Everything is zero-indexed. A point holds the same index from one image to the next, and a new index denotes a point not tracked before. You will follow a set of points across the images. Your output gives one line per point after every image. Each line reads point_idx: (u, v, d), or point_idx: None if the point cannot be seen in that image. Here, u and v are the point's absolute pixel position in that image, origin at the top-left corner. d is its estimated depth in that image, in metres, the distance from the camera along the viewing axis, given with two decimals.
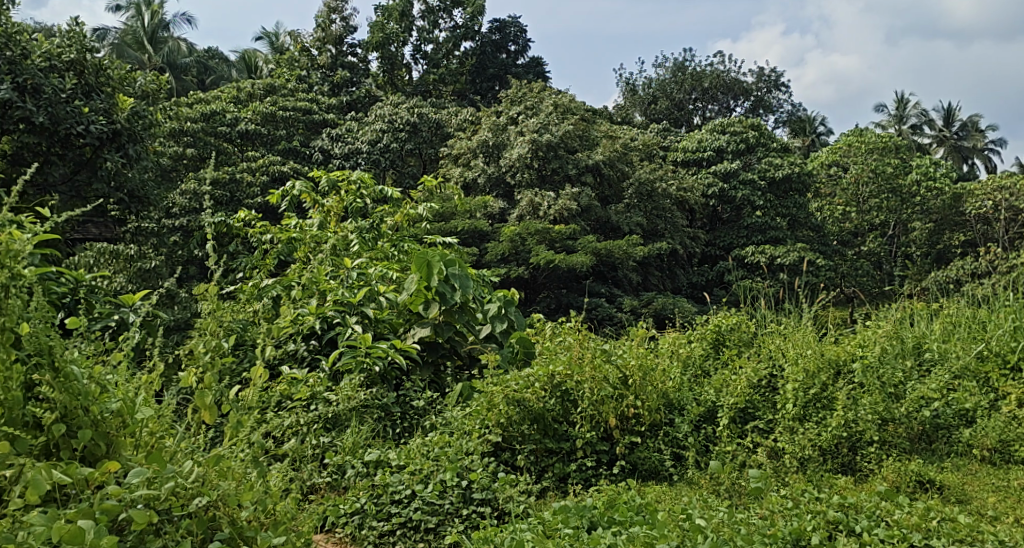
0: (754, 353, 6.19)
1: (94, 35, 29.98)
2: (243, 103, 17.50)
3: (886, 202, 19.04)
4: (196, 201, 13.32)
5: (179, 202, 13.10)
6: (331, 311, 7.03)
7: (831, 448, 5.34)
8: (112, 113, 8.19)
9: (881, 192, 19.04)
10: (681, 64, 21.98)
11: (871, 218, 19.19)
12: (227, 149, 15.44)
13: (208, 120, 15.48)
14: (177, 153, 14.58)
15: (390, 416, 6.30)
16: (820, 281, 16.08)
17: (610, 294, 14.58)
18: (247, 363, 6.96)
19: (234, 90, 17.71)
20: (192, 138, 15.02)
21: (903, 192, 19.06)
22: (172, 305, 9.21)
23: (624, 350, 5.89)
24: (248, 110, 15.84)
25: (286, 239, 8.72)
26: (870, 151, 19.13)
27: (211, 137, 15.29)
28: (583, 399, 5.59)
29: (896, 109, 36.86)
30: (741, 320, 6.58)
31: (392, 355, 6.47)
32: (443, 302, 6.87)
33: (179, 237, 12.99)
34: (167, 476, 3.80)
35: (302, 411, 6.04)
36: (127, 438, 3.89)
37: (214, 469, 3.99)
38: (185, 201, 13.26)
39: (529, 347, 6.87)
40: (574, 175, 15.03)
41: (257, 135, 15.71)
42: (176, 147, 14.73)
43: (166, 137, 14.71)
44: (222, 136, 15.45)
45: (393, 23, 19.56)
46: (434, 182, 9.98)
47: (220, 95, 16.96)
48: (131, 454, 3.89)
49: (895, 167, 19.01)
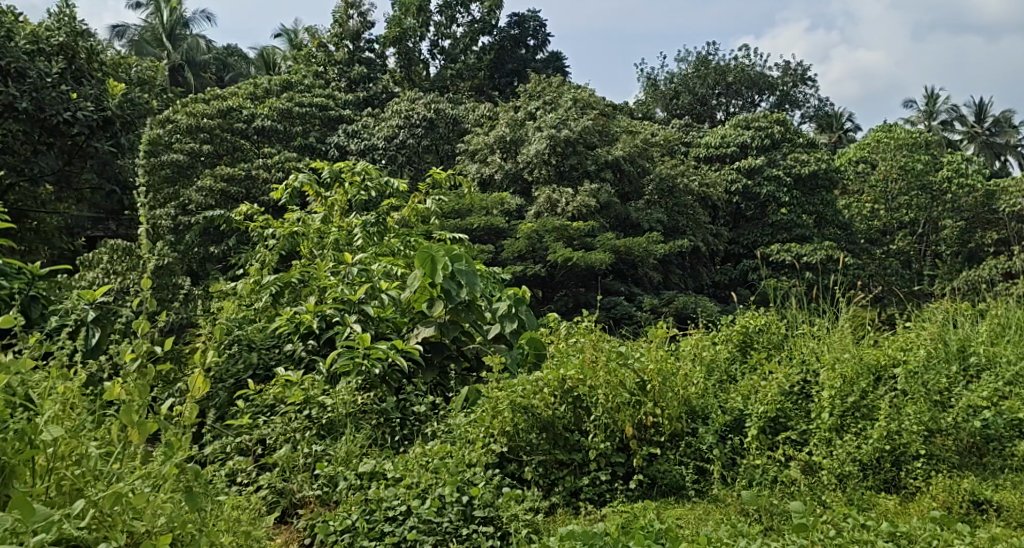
0: (785, 357, 5.68)
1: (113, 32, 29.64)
2: (259, 99, 17.17)
3: (916, 200, 18.44)
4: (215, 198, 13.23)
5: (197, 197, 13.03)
6: (330, 310, 6.63)
7: (872, 463, 4.87)
8: (102, 100, 7.77)
9: (910, 189, 18.45)
10: (704, 58, 21.42)
11: (900, 216, 18.56)
12: (244, 145, 15.07)
13: (223, 117, 15.09)
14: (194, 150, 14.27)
15: (388, 424, 5.76)
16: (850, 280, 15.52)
17: (630, 293, 14.07)
18: (242, 364, 6.55)
19: (250, 86, 17.35)
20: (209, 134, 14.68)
21: (933, 189, 18.48)
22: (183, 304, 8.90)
23: (643, 353, 5.40)
24: (265, 106, 15.55)
25: (286, 233, 8.27)
26: (899, 146, 18.50)
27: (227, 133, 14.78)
28: (596, 406, 5.13)
29: (927, 104, 36.33)
30: (770, 319, 6.05)
31: (392, 356, 6.00)
32: (448, 300, 6.39)
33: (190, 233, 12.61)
34: (39, 523, 3.36)
35: (294, 417, 5.58)
36: (21, 466, 3.54)
37: (114, 507, 3.60)
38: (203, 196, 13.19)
39: (541, 349, 6.40)
40: (593, 171, 14.54)
41: (274, 131, 15.40)
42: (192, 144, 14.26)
43: (180, 132, 14.20)
44: (240, 132, 15.08)
45: (411, 18, 19.11)
46: (446, 176, 9.51)
47: (236, 91, 16.63)
48: (24, 483, 3.55)
49: (925, 164, 18.43)
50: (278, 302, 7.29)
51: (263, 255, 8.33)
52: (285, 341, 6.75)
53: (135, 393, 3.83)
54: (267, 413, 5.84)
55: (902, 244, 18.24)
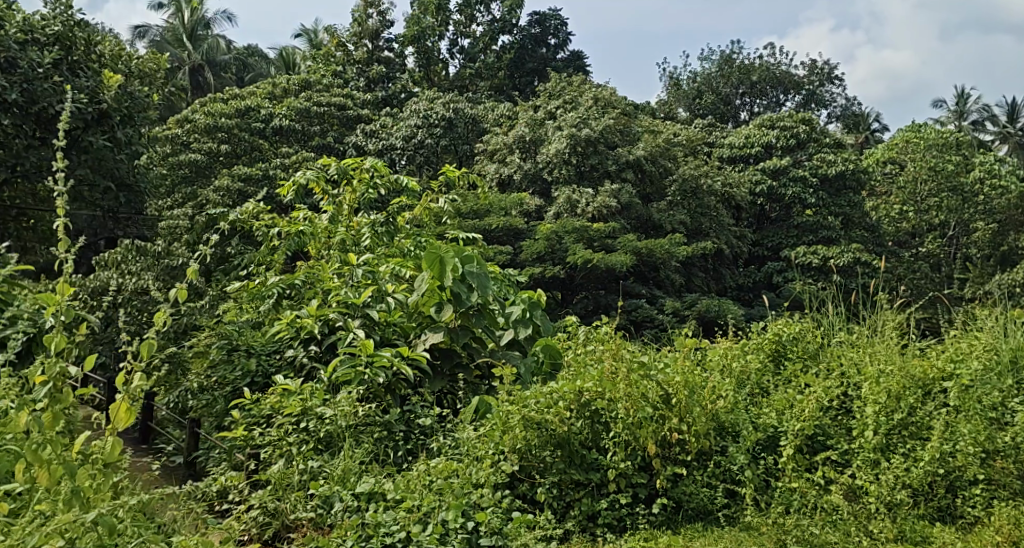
0: (822, 368, 5.23)
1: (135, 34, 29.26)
2: (278, 98, 16.90)
3: (946, 201, 17.86)
4: (231, 199, 13.46)
5: (213, 198, 13.32)
6: (333, 314, 6.16)
7: (923, 488, 4.48)
8: (98, 92, 7.29)
9: (941, 191, 17.86)
10: (728, 56, 20.98)
11: (929, 218, 18.00)
12: (263, 145, 15.07)
13: (242, 116, 15.31)
14: (211, 150, 14.61)
15: (391, 438, 5.30)
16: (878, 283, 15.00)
17: (651, 295, 13.60)
18: (239, 371, 6.15)
19: (268, 85, 17.10)
20: (226, 134, 14.85)
21: (964, 191, 17.89)
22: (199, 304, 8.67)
23: (667, 363, 4.94)
24: (282, 106, 15.55)
25: (291, 233, 7.83)
26: (928, 147, 17.99)
27: (245, 133, 15.01)
28: (616, 422, 4.70)
29: (957, 104, 35.73)
30: (804, 327, 5.55)
31: (397, 365, 5.54)
32: (457, 304, 5.92)
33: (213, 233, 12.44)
34: None
35: (291, 430, 5.14)
36: None
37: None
38: (220, 197, 13.42)
39: (556, 356, 5.99)
40: (614, 171, 14.05)
41: (292, 131, 15.39)
42: (210, 144, 14.59)
43: (200, 133, 14.77)
44: (257, 132, 15.17)
45: (430, 17, 18.74)
46: (459, 174, 9.06)
47: (255, 91, 16.40)
48: None
49: (955, 165, 17.89)
50: (281, 304, 6.87)
51: (268, 256, 7.95)
52: (286, 347, 6.33)
53: (35, 422, 3.59)
54: (263, 424, 5.41)
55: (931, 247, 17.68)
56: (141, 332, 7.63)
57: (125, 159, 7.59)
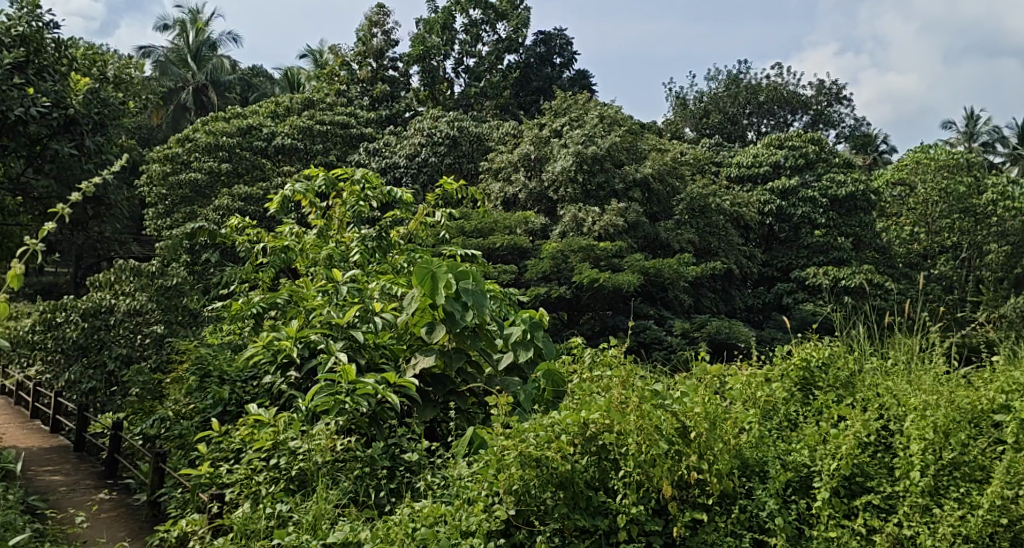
0: (858, 399, 4.62)
1: (139, 53, 28.34)
2: (281, 117, 16.55)
3: (958, 223, 17.31)
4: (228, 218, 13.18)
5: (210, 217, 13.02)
6: (315, 336, 5.59)
7: (983, 541, 3.90)
8: (65, 96, 6.73)
9: (952, 212, 17.34)
10: (736, 76, 20.52)
11: (941, 239, 17.45)
12: (264, 164, 14.86)
13: (244, 135, 15.08)
14: (212, 168, 14.37)
15: (374, 475, 4.70)
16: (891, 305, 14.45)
17: (659, 317, 13.05)
18: (211, 400, 5.69)
19: (271, 104, 16.74)
20: (228, 152, 14.63)
21: (977, 212, 17.30)
22: (191, 324, 8.29)
23: (684, 393, 4.36)
24: (286, 124, 15.20)
25: (276, 248, 7.26)
26: (938, 168, 17.51)
27: (247, 152, 14.82)
28: (626, 460, 4.11)
29: (967, 125, 35.38)
30: (837, 350, 4.94)
31: (381, 393, 4.96)
32: (450, 324, 5.31)
33: (214, 253, 12.12)
34: None
35: (260, 467, 4.64)
36: None
37: None
38: (217, 217, 13.14)
39: (559, 384, 5.37)
40: (621, 190, 13.48)
41: (294, 150, 15.02)
42: (211, 163, 14.35)
43: (200, 152, 14.50)
44: (259, 151, 14.88)
45: (435, 36, 18.30)
46: (457, 188, 8.53)
47: (257, 110, 16.10)
48: None
49: (967, 186, 17.32)
50: (261, 324, 6.35)
51: (253, 272, 7.45)
52: (263, 373, 5.79)
53: None
54: (233, 460, 4.92)
55: (944, 269, 17.10)
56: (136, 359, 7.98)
57: (96, 168, 6.95)
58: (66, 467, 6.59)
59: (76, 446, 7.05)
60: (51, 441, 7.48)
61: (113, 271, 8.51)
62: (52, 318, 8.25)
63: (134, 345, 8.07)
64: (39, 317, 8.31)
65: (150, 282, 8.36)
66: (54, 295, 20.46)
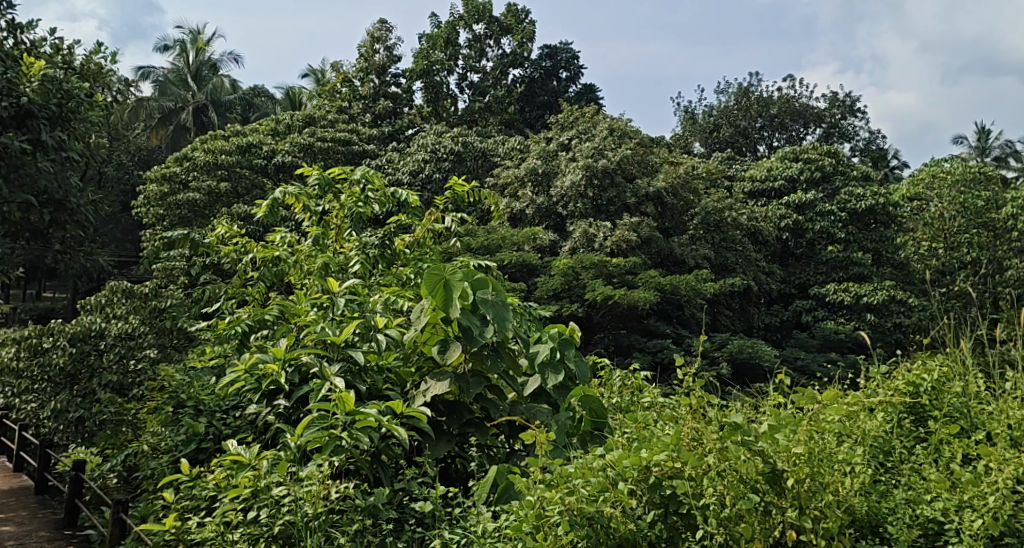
0: (986, 436, 3.75)
1: (138, 74, 27.56)
2: (281, 135, 15.75)
3: (977, 237, 16.04)
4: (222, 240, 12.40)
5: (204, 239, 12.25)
6: (307, 357, 4.64)
7: None
8: (14, 85, 5.84)
9: (969, 227, 16.17)
10: (747, 88, 19.65)
11: (961, 255, 16.04)
12: (263, 182, 14.08)
13: (243, 153, 14.21)
14: (211, 188, 13.66)
15: (376, 531, 3.81)
16: (918, 325, 13.45)
17: (676, 336, 11.95)
18: (185, 435, 4.79)
19: (272, 122, 15.96)
20: (227, 171, 13.90)
21: (997, 227, 16.06)
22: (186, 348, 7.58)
23: (774, 428, 3.46)
24: (286, 142, 14.38)
25: (266, 259, 6.34)
26: (954, 182, 16.53)
27: (246, 170, 14.01)
28: (706, 517, 3.20)
29: (979, 140, 34.52)
30: (948, 373, 4.07)
31: (385, 426, 4.02)
32: (467, 341, 4.36)
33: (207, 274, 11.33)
34: None
35: (236, 521, 3.73)
36: None
37: None
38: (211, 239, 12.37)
39: (598, 411, 4.45)
40: (633, 204, 12.55)
41: (294, 168, 14.17)
42: (209, 182, 13.73)
43: (198, 171, 13.90)
44: (257, 170, 14.11)
45: (438, 51, 17.41)
46: (466, 191, 7.59)
47: (255, 128, 15.36)
48: None
49: (986, 200, 16.22)
50: (247, 346, 5.37)
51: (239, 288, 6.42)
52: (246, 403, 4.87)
53: None
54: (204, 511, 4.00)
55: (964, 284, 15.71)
56: (125, 387, 7.19)
57: (53, 166, 5.99)
58: (21, 515, 5.69)
59: (37, 488, 6.12)
60: (14, 482, 6.54)
61: (107, 292, 7.76)
62: (36, 344, 7.32)
63: (125, 371, 7.20)
64: (24, 342, 7.37)
65: (143, 305, 7.65)
66: (47, 321, 19.69)
